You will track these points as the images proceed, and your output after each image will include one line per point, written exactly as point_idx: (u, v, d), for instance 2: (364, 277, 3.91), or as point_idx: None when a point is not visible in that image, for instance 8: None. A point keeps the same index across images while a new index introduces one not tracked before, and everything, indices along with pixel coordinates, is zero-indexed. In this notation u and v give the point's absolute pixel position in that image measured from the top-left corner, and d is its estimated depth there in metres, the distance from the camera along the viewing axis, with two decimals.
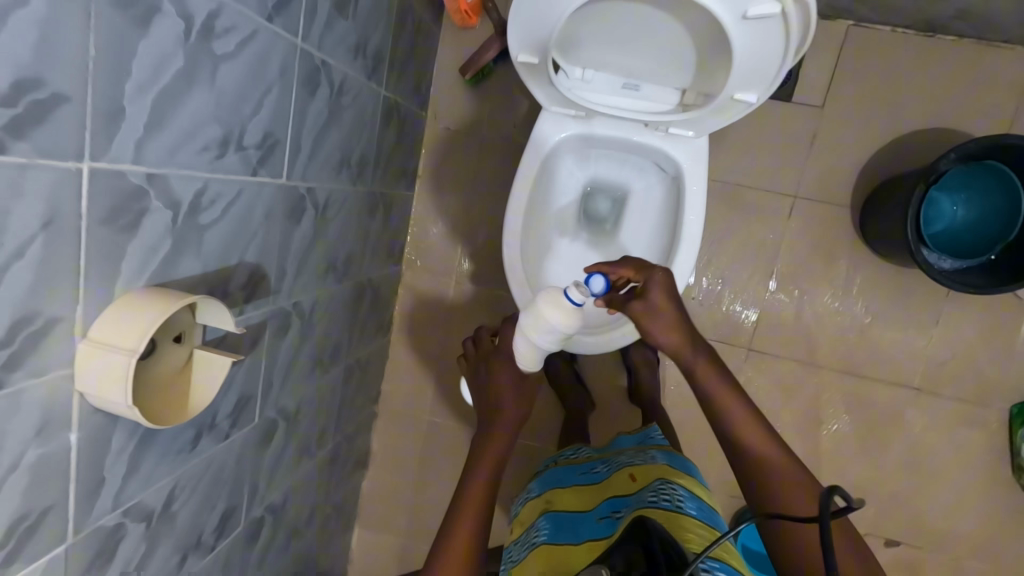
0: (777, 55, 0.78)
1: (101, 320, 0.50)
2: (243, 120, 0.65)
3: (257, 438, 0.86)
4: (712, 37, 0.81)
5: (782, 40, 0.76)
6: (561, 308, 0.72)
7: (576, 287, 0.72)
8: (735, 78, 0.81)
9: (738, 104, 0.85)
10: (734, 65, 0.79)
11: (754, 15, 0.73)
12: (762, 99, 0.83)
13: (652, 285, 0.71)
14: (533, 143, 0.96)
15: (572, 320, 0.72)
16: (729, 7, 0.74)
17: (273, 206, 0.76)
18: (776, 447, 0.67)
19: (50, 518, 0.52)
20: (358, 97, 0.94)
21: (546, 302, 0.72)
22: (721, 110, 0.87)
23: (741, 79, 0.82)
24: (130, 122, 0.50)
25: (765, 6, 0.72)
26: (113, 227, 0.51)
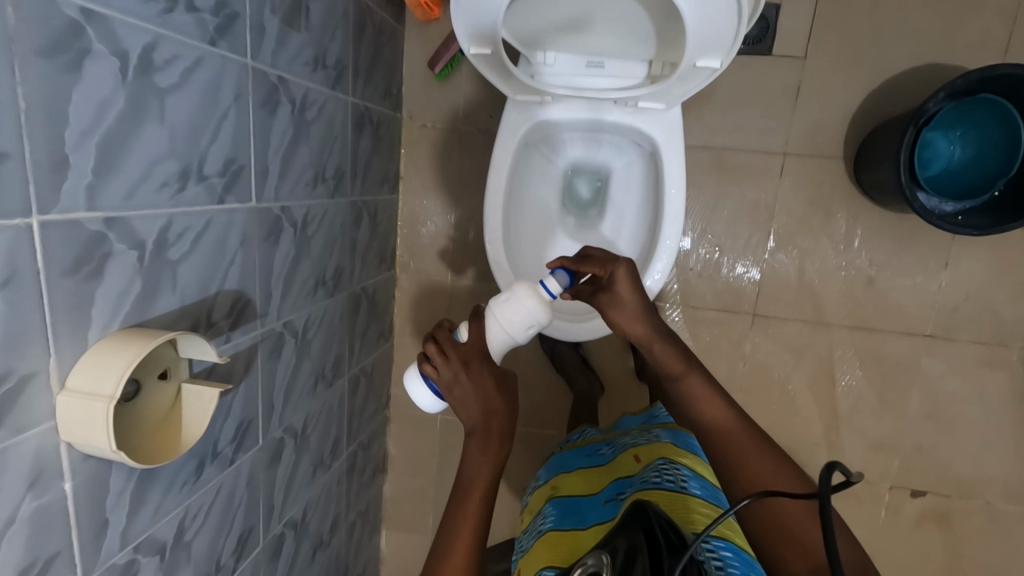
0: (733, 16, 0.74)
1: (79, 369, 0.51)
2: (202, 151, 0.64)
3: (265, 459, 0.87)
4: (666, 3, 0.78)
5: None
6: (537, 297, 0.75)
7: (554, 278, 0.76)
8: (694, 45, 0.78)
9: (703, 71, 0.81)
10: (689, 32, 0.76)
11: None
12: (726, 63, 0.80)
13: (615, 276, 0.77)
14: (504, 135, 0.94)
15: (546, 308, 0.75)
16: None
17: (248, 231, 0.75)
18: (732, 414, 0.74)
19: (58, 564, 0.53)
20: (324, 109, 0.93)
21: (524, 290, 0.75)
22: (686, 78, 0.83)
23: (700, 45, 0.78)
24: (77, 169, 0.49)
25: None
26: (77, 276, 0.51)
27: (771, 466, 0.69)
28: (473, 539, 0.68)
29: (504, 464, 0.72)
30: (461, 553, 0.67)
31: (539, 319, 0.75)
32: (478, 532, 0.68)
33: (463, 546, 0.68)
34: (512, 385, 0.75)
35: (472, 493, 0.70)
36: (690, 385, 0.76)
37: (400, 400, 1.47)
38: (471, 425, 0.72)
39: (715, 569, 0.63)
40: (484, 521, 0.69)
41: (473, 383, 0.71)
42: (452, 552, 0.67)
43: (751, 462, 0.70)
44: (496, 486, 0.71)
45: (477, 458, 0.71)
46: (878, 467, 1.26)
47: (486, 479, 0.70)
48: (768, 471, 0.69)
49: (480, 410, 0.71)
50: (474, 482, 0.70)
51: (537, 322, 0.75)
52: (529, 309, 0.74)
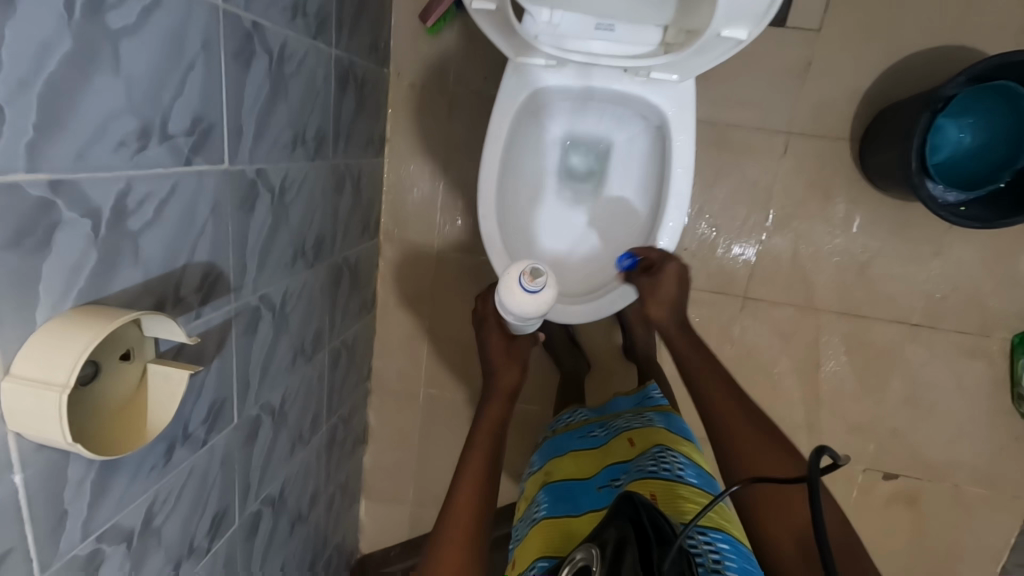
0: None
1: (24, 353, 0.45)
2: (165, 105, 0.57)
3: (241, 437, 0.83)
4: None
5: None
6: (516, 295, 0.81)
7: (526, 275, 0.80)
8: (722, 14, 0.71)
9: (726, 42, 0.74)
10: None
11: None
12: (754, 36, 0.73)
13: (667, 270, 0.82)
14: (503, 100, 0.87)
15: (529, 306, 0.80)
16: None
17: (219, 196, 0.68)
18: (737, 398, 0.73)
19: (11, 560, 0.49)
20: (304, 64, 0.85)
21: (505, 288, 0.81)
22: (707, 50, 0.77)
23: (728, 13, 0.71)
24: (13, 125, 0.42)
25: None
26: (19, 250, 0.44)
27: (779, 453, 0.68)
28: (478, 479, 0.76)
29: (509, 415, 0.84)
30: (469, 487, 0.75)
31: (531, 314, 0.81)
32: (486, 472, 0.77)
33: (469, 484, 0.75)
34: (523, 347, 0.89)
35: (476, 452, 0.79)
36: (689, 351, 0.78)
37: (382, 373, 1.43)
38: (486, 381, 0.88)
39: (713, 562, 0.63)
40: (493, 459, 0.78)
41: (484, 342, 0.89)
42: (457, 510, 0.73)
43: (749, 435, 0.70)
44: (501, 437, 0.82)
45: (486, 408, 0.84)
46: (855, 449, 1.28)
47: (491, 426, 0.82)
48: (771, 452, 0.68)
49: (490, 363, 0.88)
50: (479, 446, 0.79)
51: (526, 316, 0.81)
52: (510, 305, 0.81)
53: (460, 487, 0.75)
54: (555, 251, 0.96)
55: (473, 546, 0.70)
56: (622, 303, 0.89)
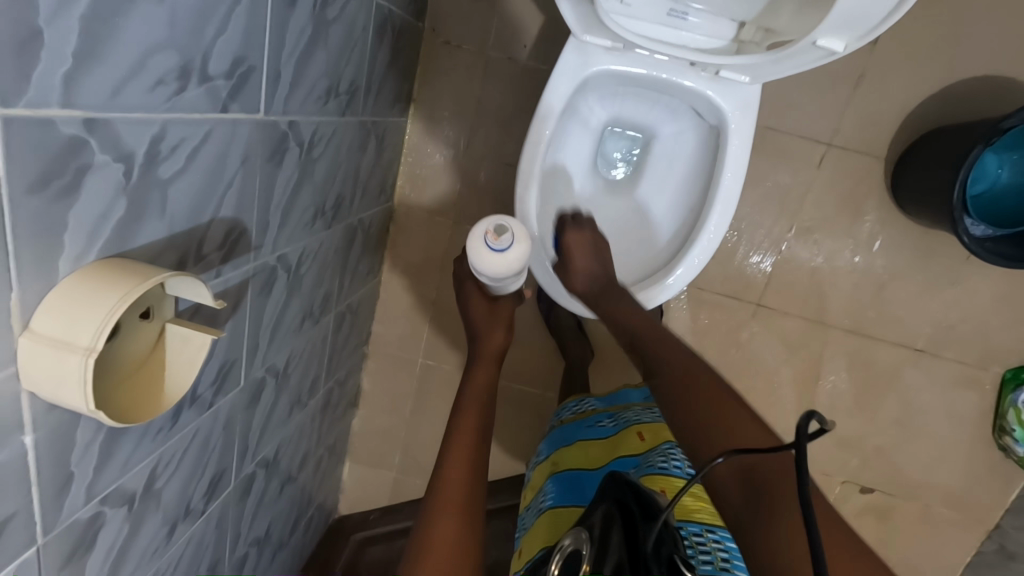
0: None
1: (47, 307, 0.41)
2: (209, 44, 0.51)
3: (244, 401, 0.80)
4: None
5: None
6: (485, 257, 0.78)
7: (490, 235, 0.77)
8: (829, 23, 0.66)
9: (818, 52, 0.70)
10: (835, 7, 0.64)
11: None
12: (848, 49, 0.69)
13: (576, 238, 0.85)
14: (557, 77, 0.81)
15: (499, 265, 0.78)
16: None
17: (251, 148, 0.63)
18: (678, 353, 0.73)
19: (15, 525, 0.45)
20: (346, 9, 0.78)
21: (469, 252, 0.79)
22: (794, 57, 0.72)
23: (834, 24, 0.66)
24: (50, 52, 0.37)
25: None
26: (46, 195, 0.40)
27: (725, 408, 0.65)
28: (469, 434, 0.74)
29: (496, 380, 0.83)
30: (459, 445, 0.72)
31: (503, 272, 0.79)
32: (476, 432, 0.74)
33: (463, 441, 0.72)
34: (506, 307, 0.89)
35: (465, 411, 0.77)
36: (624, 316, 0.79)
37: (381, 338, 1.40)
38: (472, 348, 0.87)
39: (722, 561, 0.64)
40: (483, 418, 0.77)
41: (468, 309, 0.89)
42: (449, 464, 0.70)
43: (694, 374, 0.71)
44: (489, 403, 0.80)
45: (472, 373, 0.82)
46: (840, 462, 1.31)
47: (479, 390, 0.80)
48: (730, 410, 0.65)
49: (476, 330, 0.87)
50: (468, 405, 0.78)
51: (500, 275, 0.79)
52: (478, 265, 0.79)
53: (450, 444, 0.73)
54: None
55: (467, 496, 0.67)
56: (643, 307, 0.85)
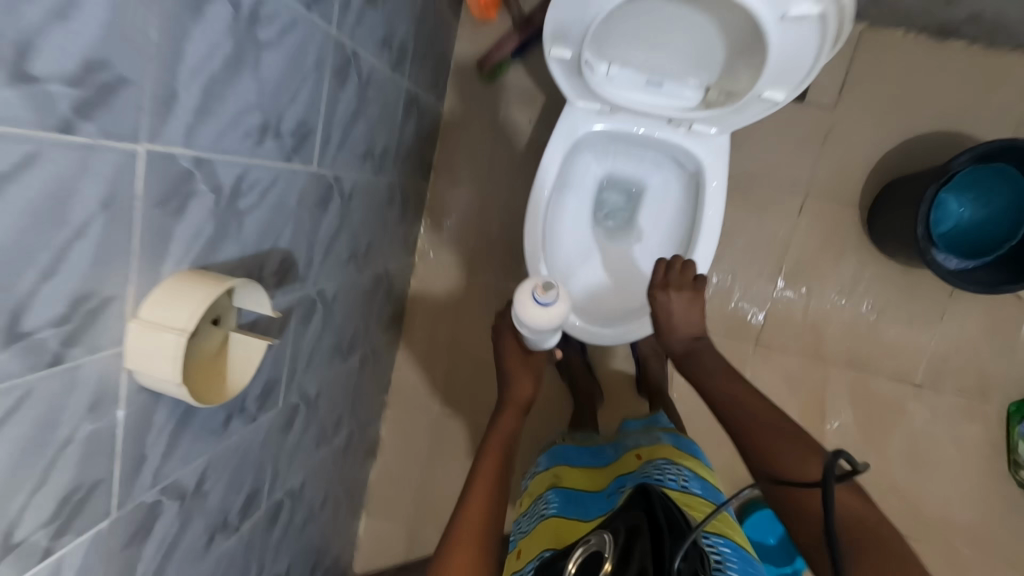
0: (810, 61, 0.75)
1: (153, 299, 0.51)
2: (282, 108, 0.66)
3: (279, 423, 0.87)
4: (746, 35, 0.77)
5: (819, 45, 0.73)
6: (531, 311, 0.82)
7: (541, 289, 0.82)
8: (766, 78, 0.79)
9: (765, 102, 0.82)
10: (767, 66, 0.77)
11: (793, 16, 0.70)
12: (789, 99, 0.81)
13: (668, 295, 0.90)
14: (558, 135, 0.95)
15: (546, 320, 0.81)
16: (769, 8, 0.70)
17: (305, 193, 0.76)
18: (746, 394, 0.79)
19: (99, 492, 0.53)
20: (382, 89, 0.95)
21: (516, 305, 0.83)
22: (745, 108, 0.85)
23: (771, 78, 0.79)
24: (182, 106, 0.51)
25: (804, 6, 0.69)
26: (164, 209, 0.52)
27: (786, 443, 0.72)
28: (491, 477, 0.78)
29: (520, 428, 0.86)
30: (480, 488, 0.76)
31: (546, 326, 0.82)
32: (496, 478, 0.78)
33: (482, 484, 0.77)
34: (539, 360, 0.92)
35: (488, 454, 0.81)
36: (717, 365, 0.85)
37: (400, 386, 1.48)
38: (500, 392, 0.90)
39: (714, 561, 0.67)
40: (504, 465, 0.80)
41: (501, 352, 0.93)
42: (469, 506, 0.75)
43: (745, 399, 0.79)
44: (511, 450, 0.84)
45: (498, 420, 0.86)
46: None
47: (503, 437, 0.84)
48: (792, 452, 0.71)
49: (506, 375, 0.91)
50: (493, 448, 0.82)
51: (544, 330, 0.83)
52: (523, 318, 0.82)
53: (473, 485, 0.77)
54: (588, 277, 1.04)
55: (483, 544, 0.71)
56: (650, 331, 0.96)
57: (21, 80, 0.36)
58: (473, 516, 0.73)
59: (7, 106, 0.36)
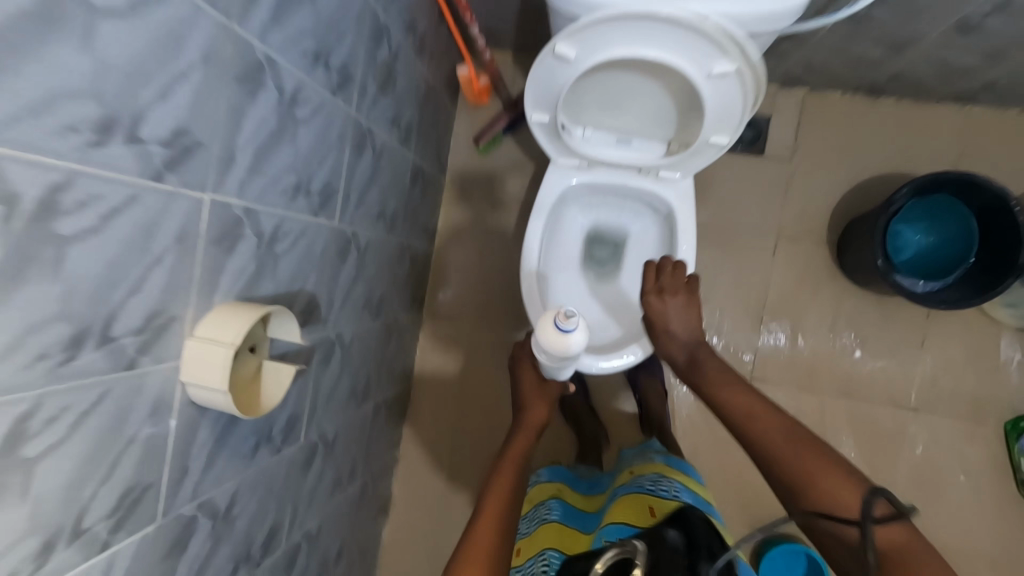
0: (742, 108, 0.83)
1: (206, 320, 0.61)
2: (312, 172, 0.80)
3: (300, 459, 0.93)
4: (686, 90, 0.86)
5: (745, 95, 0.81)
6: (553, 339, 0.75)
7: (563, 314, 0.74)
8: (707, 127, 0.87)
9: (711, 147, 0.90)
10: (704, 117, 0.85)
11: (718, 73, 0.78)
12: (732, 142, 0.88)
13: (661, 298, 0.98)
14: (545, 189, 1.07)
15: (568, 348, 0.74)
16: (697, 67, 0.79)
17: (327, 244, 0.89)
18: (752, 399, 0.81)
19: (150, 495, 0.59)
20: (392, 160, 1.11)
21: (537, 331, 0.76)
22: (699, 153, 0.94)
23: (712, 126, 0.87)
24: (237, 166, 0.64)
25: (724, 64, 0.78)
26: (220, 248, 0.63)
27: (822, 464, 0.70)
28: (502, 500, 0.69)
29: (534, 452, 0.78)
30: (489, 512, 0.68)
31: (567, 355, 0.75)
32: (506, 501, 0.69)
33: (487, 517, 0.67)
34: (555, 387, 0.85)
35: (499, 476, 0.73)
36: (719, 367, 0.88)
37: (411, 440, 1.52)
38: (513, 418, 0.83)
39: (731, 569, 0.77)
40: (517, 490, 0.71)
41: (517, 377, 0.87)
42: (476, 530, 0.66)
43: (753, 407, 0.80)
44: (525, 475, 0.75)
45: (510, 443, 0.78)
46: None
47: (515, 460, 0.75)
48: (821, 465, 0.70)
49: (519, 399, 0.84)
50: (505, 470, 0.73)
51: (565, 358, 0.76)
52: (543, 346, 0.75)
53: (482, 507, 0.69)
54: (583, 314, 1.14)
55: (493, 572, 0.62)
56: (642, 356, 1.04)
57: (129, 141, 0.49)
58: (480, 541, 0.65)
59: (119, 160, 0.48)
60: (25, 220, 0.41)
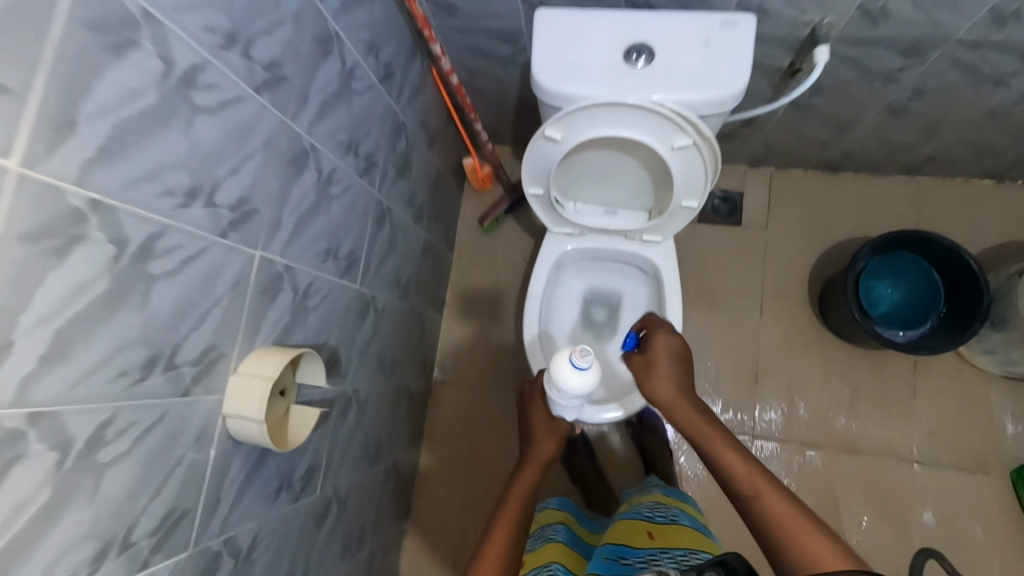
0: (704, 174, 0.95)
1: (248, 359, 0.70)
2: (340, 240, 0.93)
3: (316, 512, 0.97)
4: (656, 163, 0.99)
5: (705, 163, 0.93)
6: (567, 376, 0.80)
7: (579, 352, 0.79)
8: (678, 192, 0.99)
9: (685, 209, 1.02)
10: (675, 184, 0.97)
11: (678, 146, 0.90)
12: (702, 203, 1.00)
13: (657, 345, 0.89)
14: (543, 256, 1.20)
15: (584, 385, 0.79)
16: (660, 141, 0.91)
17: (350, 304, 0.99)
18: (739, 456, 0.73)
19: (186, 521, 0.64)
20: (406, 235, 1.24)
21: (553, 368, 0.81)
22: (675, 216, 1.06)
23: (682, 191, 0.99)
24: (282, 230, 0.76)
25: (682, 138, 0.89)
26: (264, 297, 0.74)
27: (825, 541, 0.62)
28: (508, 530, 0.72)
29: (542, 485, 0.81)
30: (497, 540, 0.71)
31: (581, 393, 0.80)
32: (512, 529, 0.73)
33: (496, 544, 0.71)
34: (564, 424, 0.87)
35: (505, 508, 0.76)
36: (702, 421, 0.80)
37: (420, 511, 1.52)
38: (522, 453, 0.86)
39: None
40: (522, 521, 0.74)
41: (528, 415, 0.91)
42: (483, 557, 0.69)
43: (742, 466, 0.72)
44: (532, 505, 0.78)
45: (518, 475, 0.81)
46: None
47: (523, 492, 0.78)
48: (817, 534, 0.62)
49: (529, 436, 0.88)
50: (513, 499, 0.77)
51: (579, 395, 0.81)
52: (559, 383, 0.80)
53: (490, 537, 0.72)
54: None
55: None
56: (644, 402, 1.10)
57: (206, 205, 0.61)
58: (487, 567, 0.68)
59: (197, 218, 0.60)
60: (129, 259, 0.52)
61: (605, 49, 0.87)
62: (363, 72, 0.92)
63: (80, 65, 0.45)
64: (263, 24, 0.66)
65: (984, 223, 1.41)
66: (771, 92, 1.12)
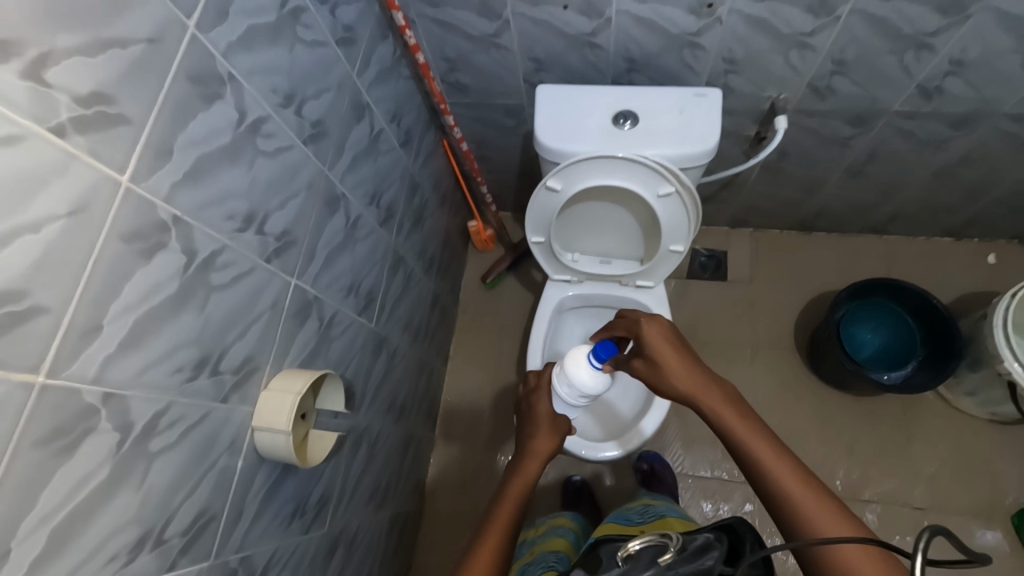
0: (688, 222, 1.07)
1: (280, 376, 0.76)
2: (360, 280, 1.01)
3: (325, 548, 0.97)
4: (645, 213, 1.12)
5: (687, 210, 1.05)
6: (584, 372, 0.91)
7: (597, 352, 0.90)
8: (666, 238, 1.11)
9: (673, 254, 1.14)
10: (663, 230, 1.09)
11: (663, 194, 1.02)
12: (687, 248, 1.12)
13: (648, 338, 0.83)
14: (544, 303, 1.29)
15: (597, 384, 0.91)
16: (647, 189, 1.03)
17: (366, 341, 1.06)
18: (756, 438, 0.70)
19: (211, 527, 0.67)
20: (417, 284, 1.33)
21: (572, 363, 0.91)
22: (664, 261, 1.17)
23: (669, 237, 1.11)
24: (314, 264, 0.85)
25: (666, 186, 1.02)
26: (295, 322, 0.81)
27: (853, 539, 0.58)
28: (504, 526, 0.74)
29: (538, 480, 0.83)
30: (493, 535, 0.72)
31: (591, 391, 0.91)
32: (506, 526, 0.74)
33: (495, 530, 0.73)
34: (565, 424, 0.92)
35: (502, 504, 0.77)
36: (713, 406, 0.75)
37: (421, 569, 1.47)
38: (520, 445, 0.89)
39: None
40: (517, 520, 0.76)
41: (530, 408, 0.94)
42: (477, 555, 0.70)
43: (755, 446, 0.69)
44: (526, 502, 0.79)
45: (518, 467, 0.84)
46: None
47: (520, 486, 0.80)
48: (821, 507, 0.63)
49: (526, 434, 0.90)
50: (510, 491, 0.79)
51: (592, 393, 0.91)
52: (584, 391, 0.91)
53: (486, 533, 0.73)
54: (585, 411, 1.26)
55: None
56: (643, 438, 1.14)
57: (257, 232, 0.70)
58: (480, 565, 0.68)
59: (249, 243, 0.69)
60: (195, 269, 0.60)
61: (601, 114, 1.02)
62: (388, 136, 1.07)
63: (181, 108, 0.56)
64: (313, 90, 0.79)
65: (949, 276, 1.53)
66: (743, 156, 1.28)
